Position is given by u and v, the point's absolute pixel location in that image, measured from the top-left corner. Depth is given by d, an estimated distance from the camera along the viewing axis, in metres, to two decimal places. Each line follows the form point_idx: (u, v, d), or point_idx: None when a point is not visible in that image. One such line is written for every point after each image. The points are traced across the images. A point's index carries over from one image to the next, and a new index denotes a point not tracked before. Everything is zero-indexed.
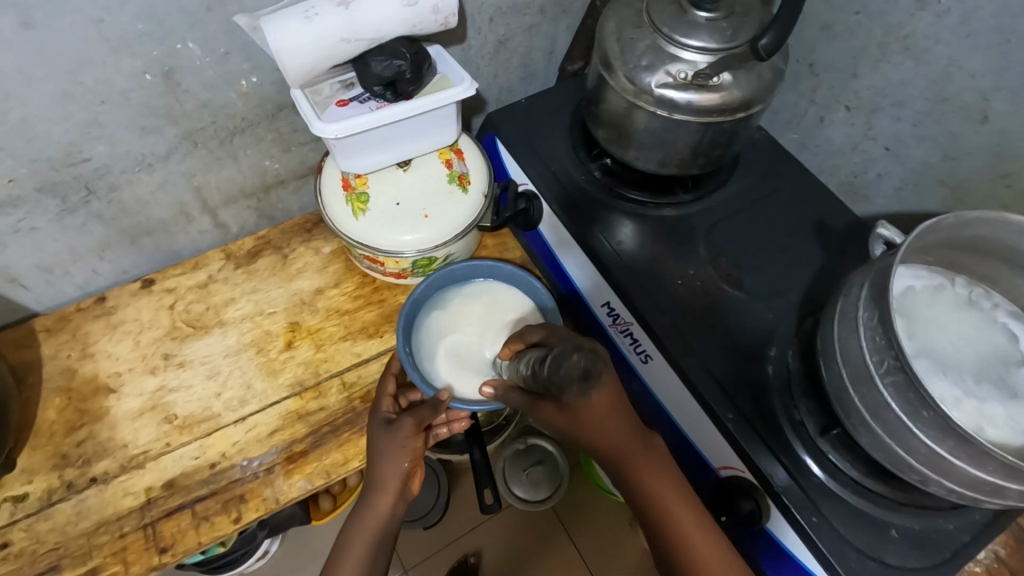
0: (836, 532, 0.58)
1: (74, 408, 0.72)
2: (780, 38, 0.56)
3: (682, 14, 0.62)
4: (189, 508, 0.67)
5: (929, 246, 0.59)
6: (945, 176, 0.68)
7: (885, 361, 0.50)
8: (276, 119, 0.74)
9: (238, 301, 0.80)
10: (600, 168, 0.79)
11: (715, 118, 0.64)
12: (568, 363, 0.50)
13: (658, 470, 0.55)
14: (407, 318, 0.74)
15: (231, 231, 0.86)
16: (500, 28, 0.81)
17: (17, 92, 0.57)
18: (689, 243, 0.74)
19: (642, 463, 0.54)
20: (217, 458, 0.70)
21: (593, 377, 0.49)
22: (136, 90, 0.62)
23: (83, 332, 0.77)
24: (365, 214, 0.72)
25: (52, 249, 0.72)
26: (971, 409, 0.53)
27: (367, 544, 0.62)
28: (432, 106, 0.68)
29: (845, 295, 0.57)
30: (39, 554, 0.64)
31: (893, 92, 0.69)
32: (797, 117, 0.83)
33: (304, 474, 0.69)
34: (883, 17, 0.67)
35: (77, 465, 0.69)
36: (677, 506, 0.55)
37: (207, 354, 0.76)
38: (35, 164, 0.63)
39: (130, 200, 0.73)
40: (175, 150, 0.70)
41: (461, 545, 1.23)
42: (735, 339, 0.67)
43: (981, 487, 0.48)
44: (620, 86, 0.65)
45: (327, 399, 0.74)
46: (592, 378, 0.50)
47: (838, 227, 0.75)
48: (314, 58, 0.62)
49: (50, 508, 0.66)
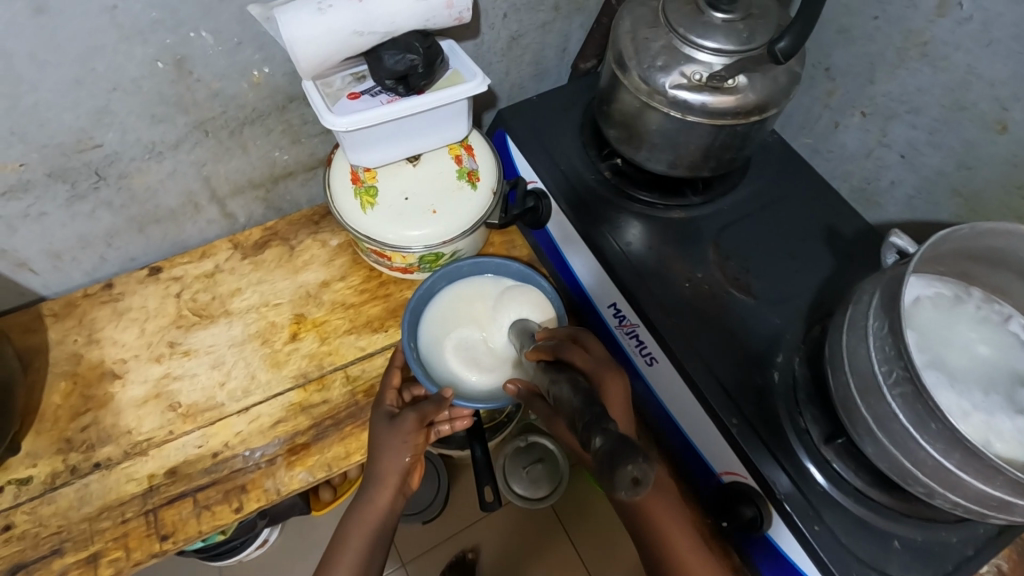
0: (838, 541, 0.58)
1: (79, 394, 0.72)
2: (798, 42, 0.56)
3: (698, 14, 0.62)
4: (191, 496, 0.67)
5: (941, 256, 0.59)
6: (959, 186, 0.67)
7: (894, 371, 0.49)
8: (287, 110, 0.74)
9: (245, 291, 0.80)
10: (610, 168, 0.78)
11: (729, 121, 0.63)
12: (624, 463, 0.38)
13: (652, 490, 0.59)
14: (413, 314, 0.74)
15: (239, 221, 0.86)
16: (513, 24, 0.80)
17: (29, 77, 0.57)
18: (698, 246, 0.73)
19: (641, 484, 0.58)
20: (220, 447, 0.70)
21: (647, 487, 0.38)
22: (147, 78, 0.62)
23: (90, 318, 0.77)
24: (373, 208, 0.72)
25: (60, 235, 0.73)
26: (979, 422, 0.53)
27: (366, 538, 0.62)
28: (444, 101, 0.67)
29: (855, 303, 0.57)
30: (42, 537, 0.64)
31: (910, 99, 0.69)
32: (811, 121, 0.82)
33: (306, 467, 0.69)
34: (903, 22, 0.66)
35: (81, 450, 0.69)
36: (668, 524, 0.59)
37: (212, 344, 0.76)
38: (46, 150, 0.63)
39: (139, 187, 0.73)
40: (185, 139, 0.70)
41: (460, 540, 1.24)
42: (741, 344, 0.67)
43: (988, 502, 0.47)
44: (633, 85, 0.65)
45: (330, 392, 0.74)
46: (644, 486, 0.39)
47: (849, 233, 0.74)
48: (326, 50, 0.61)
49: (53, 492, 0.67)
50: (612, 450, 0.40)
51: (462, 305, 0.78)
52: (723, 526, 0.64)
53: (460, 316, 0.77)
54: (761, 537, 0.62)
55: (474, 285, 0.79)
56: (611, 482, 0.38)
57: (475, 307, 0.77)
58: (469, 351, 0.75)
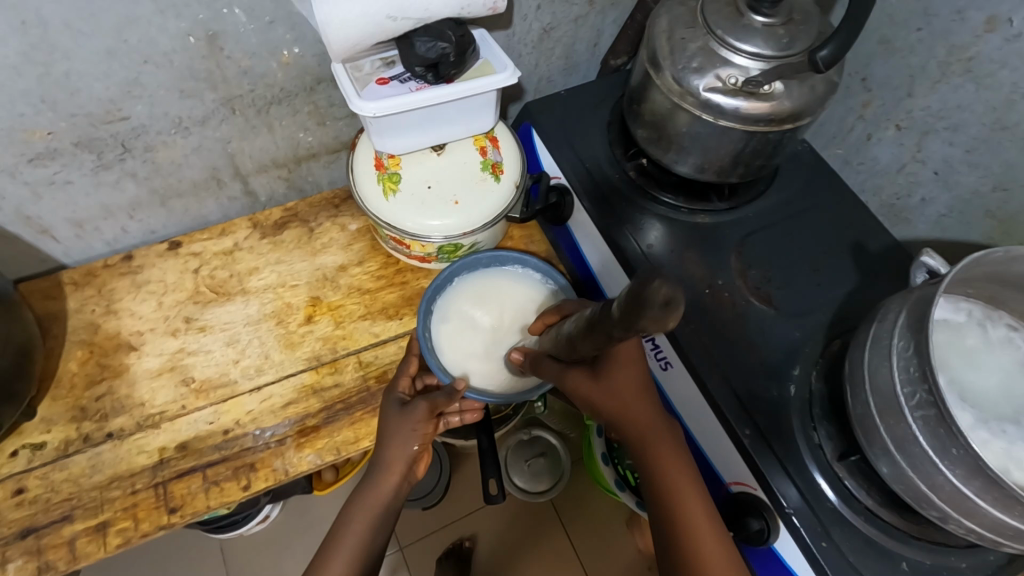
0: (847, 562, 0.57)
1: (96, 363, 0.73)
2: (840, 50, 0.54)
3: (738, 17, 0.61)
4: (200, 471, 0.68)
5: (971, 278, 0.58)
6: (994, 208, 0.66)
7: (917, 394, 0.49)
8: (314, 92, 0.73)
9: (262, 271, 0.80)
10: (635, 168, 0.77)
11: (762, 128, 0.62)
12: (649, 286, 0.34)
13: (672, 457, 0.58)
14: (427, 303, 0.74)
15: (260, 200, 0.86)
16: (546, 16, 0.79)
17: (62, 46, 0.56)
18: (721, 252, 0.72)
19: (660, 451, 0.58)
20: (231, 425, 0.70)
21: (681, 305, 0.33)
22: (178, 52, 0.62)
23: (109, 288, 0.77)
24: (396, 195, 0.72)
25: (84, 204, 0.73)
26: (998, 450, 0.52)
27: (368, 525, 0.61)
28: (472, 91, 0.67)
29: (879, 320, 0.56)
30: (53, 503, 0.65)
31: (949, 115, 0.67)
32: (844, 132, 0.81)
33: (315, 449, 0.69)
34: (948, 36, 0.64)
35: (94, 419, 0.70)
36: (687, 503, 0.57)
37: (228, 321, 0.77)
38: (75, 119, 0.63)
39: (164, 161, 0.73)
40: (213, 115, 0.70)
41: (456, 529, 1.24)
42: (759, 355, 0.66)
43: (1003, 531, 0.47)
44: (666, 86, 0.63)
45: (343, 376, 0.74)
46: (678, 306, 0.33)
47: (875, 249, 0.73)
48: (359, 34, 0.61)
49: (66, 459, 0.68)
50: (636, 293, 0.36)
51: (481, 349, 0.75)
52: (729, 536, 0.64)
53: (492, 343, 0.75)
54: (766, 550, 0.62)
55: (472, 280, 0.78)
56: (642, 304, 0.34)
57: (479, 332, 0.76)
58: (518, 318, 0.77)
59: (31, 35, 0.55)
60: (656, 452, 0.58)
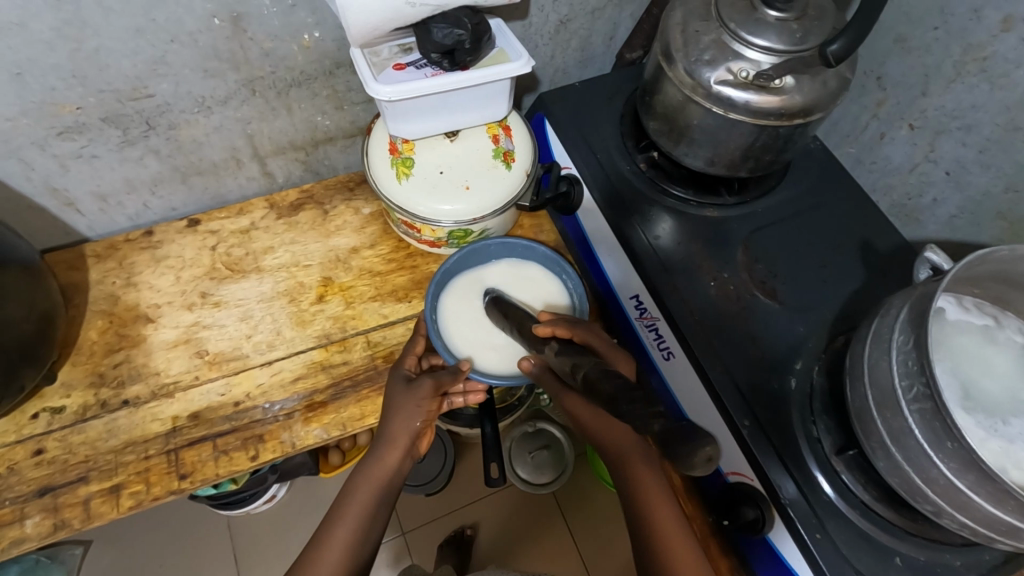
0: (839, 553, 0.58)
1: (115, 332, 0.76)
2: (852, 45, 0.54)
3: (752, 11, 0.61)
4: (211, 440, 0.70)
5: (976, 277, 0.58)
6: (1005, 209, 0.66)
7: (914, 387, 0.49)
8: (333, 76, 0.75)
9: (277, 250, 0.82)
10: (645, 160, 0.78)
11: (773, 122, 0.62)
12: (696, 442, 0.36)
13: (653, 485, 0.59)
14: (443, 277, 0.75)
15: (277, 181, 0.88)
16: (563, 8, 0.80)
17: (94, 23, 0.59)
18: (727, 245, 0.73)
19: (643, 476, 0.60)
20: (241, 397, 0.72)
21: (717, 464, 0.37)
22: (203, 32, 0.64)
23: (129, 261, 0.80)
24: (408, 179, 0.73)
25: (108, 178, 0.75)
26: (995, 449, 0.52)
27: (370, 495, 0.63)
28: (486, 80, 0.68)
29: (881, 315, 0.56)
30: (70, 464, 0.68)
31: (963, 115, 0.67)
32: (857, 130, 0.81)
33: (321, 424, 0.71)
34: (964, 35, 0.64)
35: (111, 386, 0.72)
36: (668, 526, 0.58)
37: (242, 297, 0.79)
38: (102, 95, 0.66)
39: (187, 139, 0.75)
40: (234, 95, 0.72)
41: (459, 516, 1.26)
42: (762, 349, 0.66)
43: (996, 527, 0.47)
44: (678, 79, 0.64)
45: (351, 354, 0.76)
46: (713, 463, 0.37)
47: (884, 248, 0.73)
48: (378, 20, 0.62)
49: (83, 423, 0.70)
50: (679, 434, 0.37)
51: (521, 278, 0.79)
52: (724, 525, 0.65)
53: (513, 282, 0.78)
54: (760, 538, 0.63)
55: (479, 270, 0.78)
56: (686, 462, 0.36)
57: (509, 295, 0.77)
58: (502, 275, 0.79)
59: (64, 11, 0.57)
60: (636, 475, 0.60)
